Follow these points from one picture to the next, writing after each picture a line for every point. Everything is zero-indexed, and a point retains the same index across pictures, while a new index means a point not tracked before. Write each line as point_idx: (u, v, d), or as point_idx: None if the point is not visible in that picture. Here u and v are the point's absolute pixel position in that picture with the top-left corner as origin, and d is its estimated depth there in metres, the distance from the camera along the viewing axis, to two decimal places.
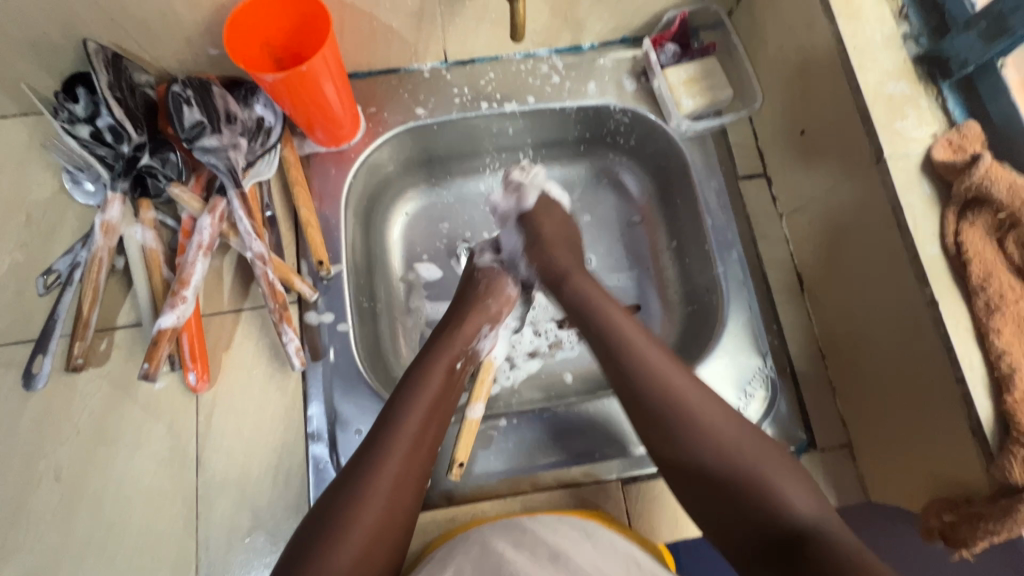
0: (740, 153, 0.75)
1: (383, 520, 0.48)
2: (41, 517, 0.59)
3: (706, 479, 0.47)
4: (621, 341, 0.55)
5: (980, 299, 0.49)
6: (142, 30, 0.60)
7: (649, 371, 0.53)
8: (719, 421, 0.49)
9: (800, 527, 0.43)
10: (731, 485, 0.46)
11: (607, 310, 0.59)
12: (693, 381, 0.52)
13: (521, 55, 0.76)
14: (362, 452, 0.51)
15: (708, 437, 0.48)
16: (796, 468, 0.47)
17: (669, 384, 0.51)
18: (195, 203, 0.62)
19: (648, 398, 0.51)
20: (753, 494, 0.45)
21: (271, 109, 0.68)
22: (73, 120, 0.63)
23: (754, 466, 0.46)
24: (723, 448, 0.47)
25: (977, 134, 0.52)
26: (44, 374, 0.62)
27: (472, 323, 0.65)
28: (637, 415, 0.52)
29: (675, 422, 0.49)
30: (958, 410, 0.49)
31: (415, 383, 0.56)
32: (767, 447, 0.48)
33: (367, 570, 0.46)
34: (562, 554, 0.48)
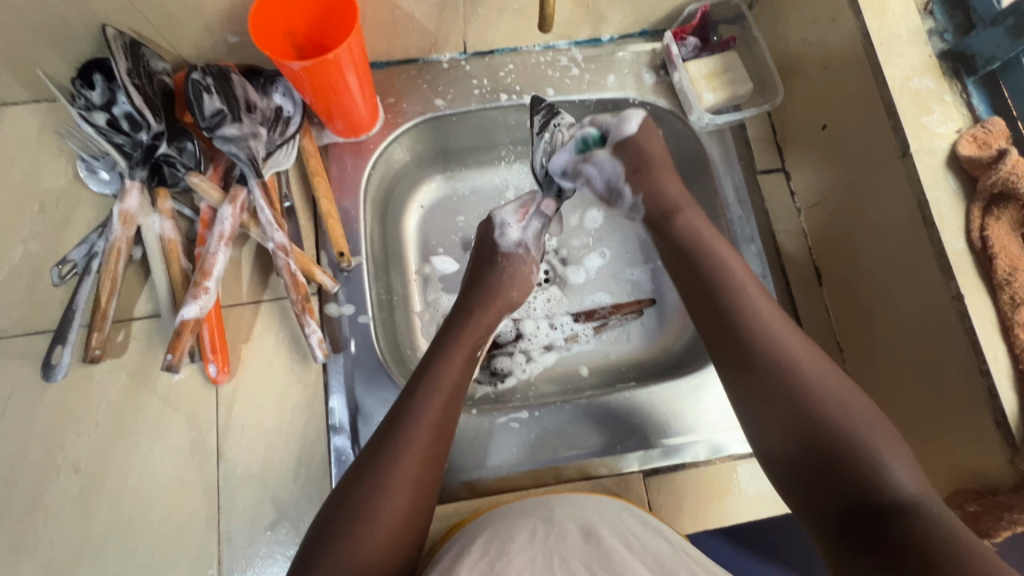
0: (758, 147, 0.75)
1: (411, 504, 0.48)
2: (61, 510, 0.58)
3: (790, 408, 0.48)
4: (740, 294, 0.55)
5: (1005, 293, 0.49)
6: (161, 16, 0.59)
7: (768, 339, 0.52)
8: (833, 391, 0.48)
9: (899, 498, 0.42)
10: (834, 448, 0.46)
11: (723, 259, 0.58)
12: (810, 347, 0.51)
13: (540, 46, 0.75)
14: (384, 434, 0.50)
15: (813, 401, 0.48)
16: (908, 448, 0.45)
17: (781, 347, 0.51)
18: (214, 193, 0.62)
19: (762, 358, 0.51)
20: (855, 462, 0.44)
21: (290, 97, 0.67)
22: (89, 107, 0.62)
23: (864, 435, 0.45)
24: (835, 416, 0.47)
25: (1002, 129, 0.53)
26: (64, 366, 0.61)
27: (491, 300, 0.65)
28: (748, 381, 0.52)
29: (789, 388, 0.49)
30: (983, 404, 0.50)
31: (435, 369, 0.55)
32: (874, 414, 0.47)
33: (395, 549, 0.46)
34: (594, 531, 0.50)
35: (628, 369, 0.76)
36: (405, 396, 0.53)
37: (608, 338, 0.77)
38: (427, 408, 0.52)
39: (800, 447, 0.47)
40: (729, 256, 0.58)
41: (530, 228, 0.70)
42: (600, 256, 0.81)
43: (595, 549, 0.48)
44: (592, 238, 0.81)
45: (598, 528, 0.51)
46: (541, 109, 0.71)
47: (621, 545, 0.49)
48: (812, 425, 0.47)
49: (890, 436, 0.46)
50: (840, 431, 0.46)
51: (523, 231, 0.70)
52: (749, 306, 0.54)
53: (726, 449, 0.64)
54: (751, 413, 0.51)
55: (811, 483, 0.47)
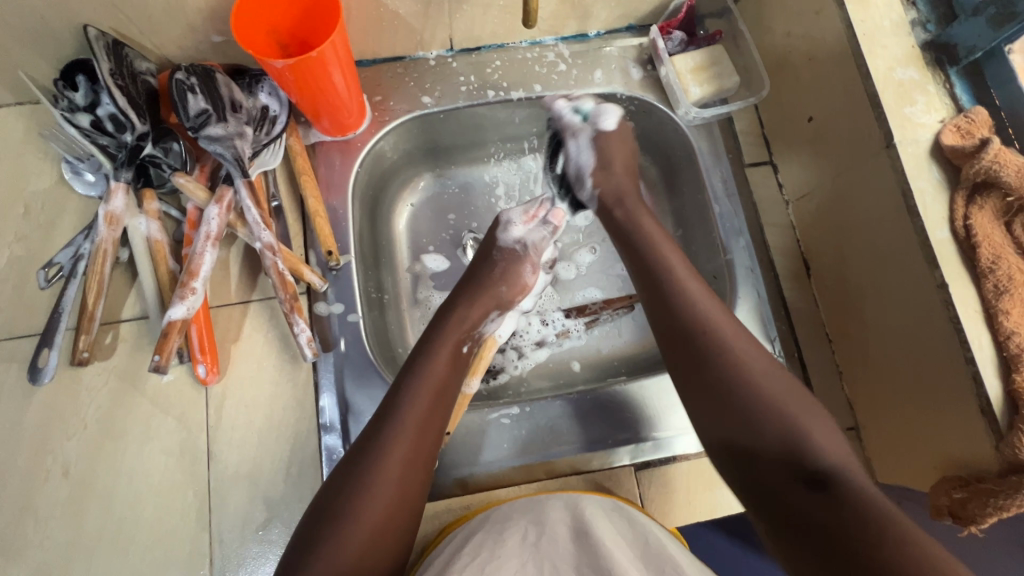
0: (746, 140, 0.75)
1: (397, 500, 0.48)
2: (50, 513, 0.58)
3: (717, 382, 0.49)
4: (674, 276, 0.56)
5: (989, 281, 0.49)
6: (143, 15, 0.59)
7: (716, 340, 0.51)
8: (768, 382, 0.48)
9: (822, 465, 0.43)
10: (761, 432, 0.46)
11: (655, 237, 0.60)
12: (755, 346, 0.51)
13: (527, 42, 0.75)
14: (371, 437, 0.50)
15: (742, 373, 0.49)
16: (833, 424, 0.47)
17: (708, 319, 0.52)
18: (200, 194, 0.62)
19: (705, 355, 0.51)
20: (784, 442, 0.45)
21: (275, 97, 0.67)
22: (73, 109, 0.62)
23: (794, 413, 0.46)
24: (772, 402, 0.47)
25: (984, 119, 0.53)
26: (50, 370, 0.60)
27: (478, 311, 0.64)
28: (694, 374, 0.51)
29: (733, 381, 0.48)
30: (968, 390, 0.50)
31: (421, 367, 0.56)
32: (800, 391, 0.48)
33: (380, 547, 0.46)
34: (586, 530, 0.51)
35: (620, 363, 0.76)
36: (389, 400, 0.53)
37: (600, 333, 0.77)
38: (414, 403, 0.52)
39: (733, 435, 0.47)
40: (665, 241, 0.60)
41: (534, 231, 0.71)
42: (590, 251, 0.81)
43: (587, 549, 0.49)
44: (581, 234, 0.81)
45: (591, 526, 0.51)
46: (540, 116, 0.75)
47: (613, 541, 0.50)
48: (742, 399, 0.48)
49: (814, 410, 0.47)
50: (768, 400, 0.47)
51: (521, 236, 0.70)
52: (682, 287, 0.55)
53: None
54: (693, 394, 0.51)
55: (745, 462, 0.46)
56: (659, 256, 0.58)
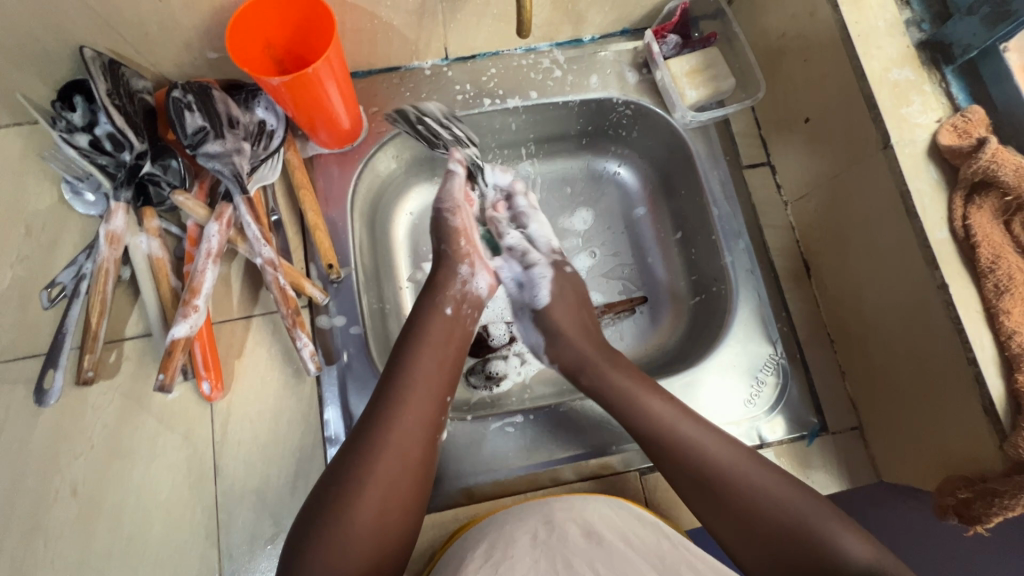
0: (744, 142, 0.75)
1: (400, 467, 0.51)
2: (60, 533, 0.58)
3: (744, 535, 0.51)
4: (664, 437, 0.56)
5: (989, 281, 0.49)
6: (139, 35, 0.59)
7: (697, 453, 0.54)
8: (769, 488, 0.52)
9: (858, 570, 0.46)
10: (791, 561, 0.49)
11: (629, 387, 0.59)
12: (737, 450, 0.54)
13: (522, 49, 0.75)
14: (364, 429, 0.52)
15: (761, 527, 0.51)
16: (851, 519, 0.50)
17: (709, 460, 0.54)
18: (199, 211, 0.61)
19: (703, 484, 0.53)
20: (812, 559, 0.48)
21: (272, 111, 0.67)
22: (71, 130, 0.62)
23: (814, 527, 0.49)
24: (784, 511, 0.50)
25: (981, 118, 0.53)
26: (56, 391, 0.61)
27: (450, 278, 0.65)
28: (697, 502, 0.54)
29: (733, 500, 0.52)
30: (971, 391, 0.50)
31: (416, 339, 0.59)
32: (808, 495, 0.51)
33: (390, 516, 0.49)
34: (594, 530, 0.51)
35: None
36: (381, 392, 0.55)
37: None
38: (414, 376, 0.56)
39: (760, 552, 0.51)
40: (628, 377, 0.60)
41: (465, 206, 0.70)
42: (590, 256, 0.81)
43: (597, 548, 0.49)
44: (582, 238, 0.81)
45: (599, 527, 0.51)
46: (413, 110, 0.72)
47: (622, 543, 0.50)
48: (765, 522, 0.50)
49: (832, 516, 0.50)
50: (793, 523, 0.50)
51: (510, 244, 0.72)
52: (676, 462, 0.55)
53: None
54: (717, 533, 0.53)
55: None
56: (599, 373, 0.61)
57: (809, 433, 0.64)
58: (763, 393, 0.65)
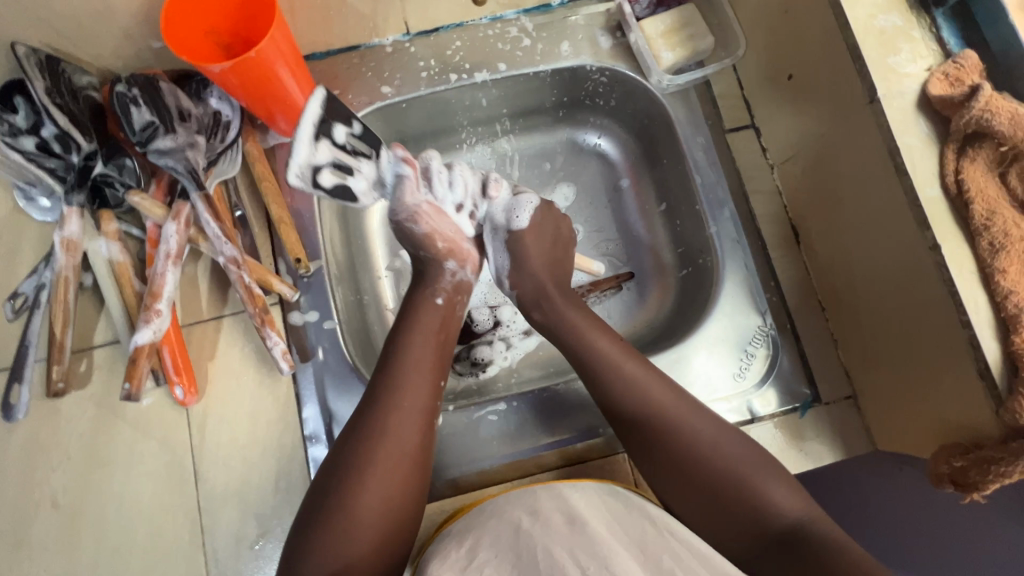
0: (726, 104, 0.72)
1: (395, 458, 0.50)
2: (44, 545, 0.58)
3: (698, 485, 0.52)
4: (619, 377, 0.56)
5: (984, 240, 0.46)
6: (73, 26, 0.56)
7: (635, 390, 0.55)
8: (704, 431, 0.53)
9: (788, 521, 0.49)
10: (725, 504, 0.51)
11: (580, 326, 0.60)
12: (675, 393, 0.55)
13: (487, 18, 0.71)
14: (358, 421, 0.51)
15: (713, 472, 0.52)
16: (792, 477, 0.52)
17: (658, 407, 0.54)
18: (157, 211, 0.59)
19: (645, 421, 0.54)
20: (745, 505, 0.50)
21: (226, 101, 0.64)
22: (14, 132, 0.57)
23: (751, 474, 0.51)
24: (722, 456, 0.52)
25: (975, 64, 0.49)
26: (24, 405, 0.58)
27: (435, 272, 0.62)
28: (635, 439, 0.55)
29: (670, 437, 0.53)
30: (965, 355, 0.47)
31: (405, 326, 0.57)
32: (740, 442, 0.53)
33: (395, 506, 0.49)
34: (578, 518, 0.50)
35: None
36: (375, 385, 0.53)
37: None
38: (406, 364, 0.54)
39: (692, 492, 0.52)
40: (579, 317, 0.61)
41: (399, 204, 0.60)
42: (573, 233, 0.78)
43: (579, 537, 0.47)
44: None
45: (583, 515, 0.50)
46: (335, 107, 0.55)
47: (606, 530, 0.49)
48: (707, 471, 0.52)
49: (769, 467, 0.52)
50: (730, 471, 0.51)
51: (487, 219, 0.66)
52: (632, 402, 0.55)
53: None
54: (652, 477, 0.54)
55: (724, 535, 0.51)
56: (557, 311, 0.62)
57: (802, 405, 0.62)
58: (752, 366, 0.63)
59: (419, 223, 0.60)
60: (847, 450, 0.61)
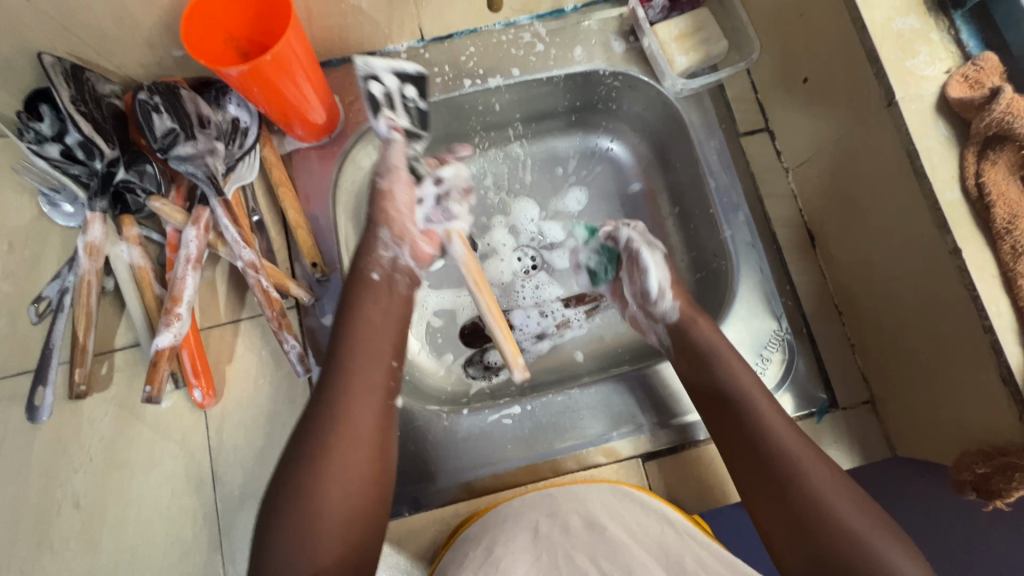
0: (740, 108, 0.71)
1: (354, 445, 0.49)
2: (65, 545, 0.59)
3: (809, 535, 0.47)
4: (748, 408, 0.54)
5: (1005, 243, 0.46)
6: (98, 36, 0.57)
7: (762, 429, 0.52)
8: (827, 486, 0.48)
9: None
10: (837, 566, 0.45)
11: (710, 356, 0.58)
12: (810, 446, 0.51)
13: (501, 24, 0.71)
14: (314, 412, 0.50)
15: (832, 528, 0.46)
16: (917, 549, 0.44)
17: (778, 443, 0.51)
18: (177, 215, 0.60)
19: (764, 455, 0.51)
20: (859, 568, 0.44)
21: (244, 108, 0.65)
22: (40, 140, 0.60)
23: (869, 535, 0.44)
24: (840, 511, 0.46)
25: (995, 65, 0.49)
26: (47, 406, 0.60)
27: (376, 244, 0.62)
28: (750, 475, 0.51)
29: (786, 479, 0.49)
30: (988, 360, 0.47)
31: (352, 309, 0.57)
32: (864, 500, 0.47)
33: (357, 493, 0.48)
34: (597, 521, 0.50)
35: (624, 351, 0.74)
36: (326, 373, 0.53)
37: (601, 320, 0.75)
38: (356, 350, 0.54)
39: (796, 539, 0.47)
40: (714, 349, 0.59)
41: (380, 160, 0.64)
42: None
43: (601, 542, 0.49)
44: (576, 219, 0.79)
45: (601, 517, 0.50)
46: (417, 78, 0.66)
47: (625, 533, 0.49)
48: (830, 525, 0.46)
49: (890, 528, 0.45)
50: (850, 526, 0.45)
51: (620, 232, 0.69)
52: (757, 434, 0.52)
53: None
54: (767, 521, 0.49)
55: None
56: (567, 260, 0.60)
57: (818, 410, 0.62)
58: (768, 371, 0.62)
59: (385, 179, 0.63)
60: (865, 456, 0.61)
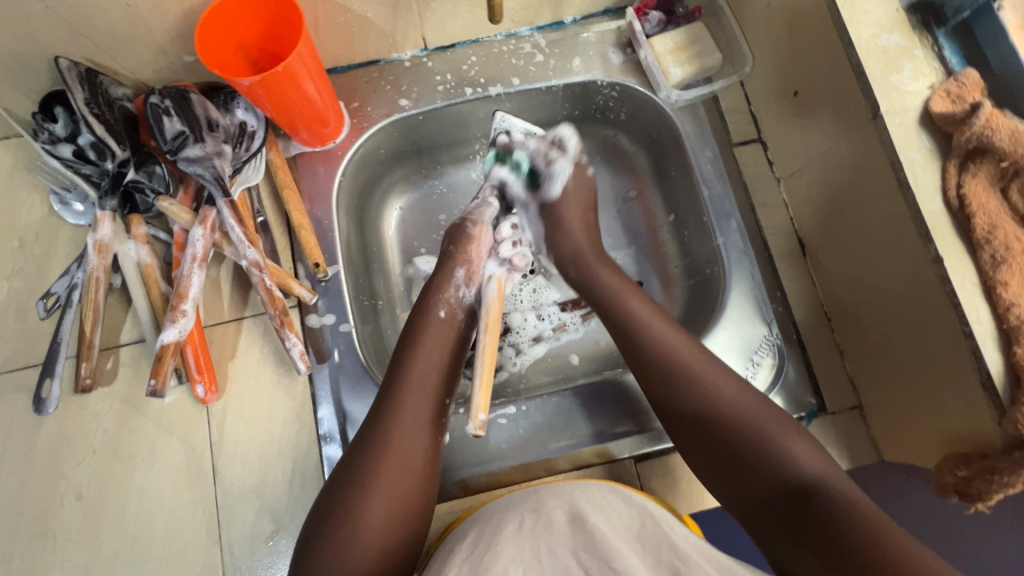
0: (734, 119, 0.74)
1: (400, 473, 0.50)
2: (67, 536, 0.60)
3: (715, 443, 0.50)
4: (646, 329, 0.55)
5: (985, 252, 0.48)
6: (112, 42, 0.59)
7: (659, 346, 0.54)
8: (728, 386, 0.51)
9: (807, 481, 0.46)
10: (742, 458, 0.48)
11: (615, 286, 0.60)
12: (702, 350, 0.54)
13: (502, 35, 0.73)
14: (366, 437, 0.52)
15: (731, 425, 0.50)
16: (808, 434, 0.49)
17: (678, 356, 0.53)
18: (185, 215, 0.62)
19: (666, 373, 0.53)
20: (761, 459, 0.48)
21: (252, 112, 0.66)
22: (54, 141, 0.61)
23: (767, 430, 0.49)
24: (739, 411, 0.50)
25: (977, 81, 0.51)
26: (53, 399, 0.62)
27: (445, 282, 0.63)
28: (656, 389, 0.54)
29: (689, 388, 0.52)
30: (968, 365, 0.48)
31: (412, 340, 0.58)
32: (760, 402, 0.51)
33: (398, 519, 0.49)
34: (580, 515, 0.50)
35: (618, 355, 0.75)
36: (380, 400, 0.54)
37: (596, 324, 0.77)
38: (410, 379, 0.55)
39: (706, 445, 0.51)
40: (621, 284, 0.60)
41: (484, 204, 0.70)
42: None
43: (582, 535, 0.48)
44: None
45: (586, 512, 0.51)
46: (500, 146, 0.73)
47: (608, 527, 0.49)
48: (729, 425, 0.50)
49: (786, 425, 0.49)
50: (746, 425, 0.49)
51: (559, 133, 0.70)
52: (659, 354, 0.54)
53: None
54: (674, 431, 0.53)
55: (739, 494, 0.49)
56: (588, 267, 0.63)
57: (807, 414, 0.63)
58: (759, 375, 0.64)
59: (474, 226, 0.67)
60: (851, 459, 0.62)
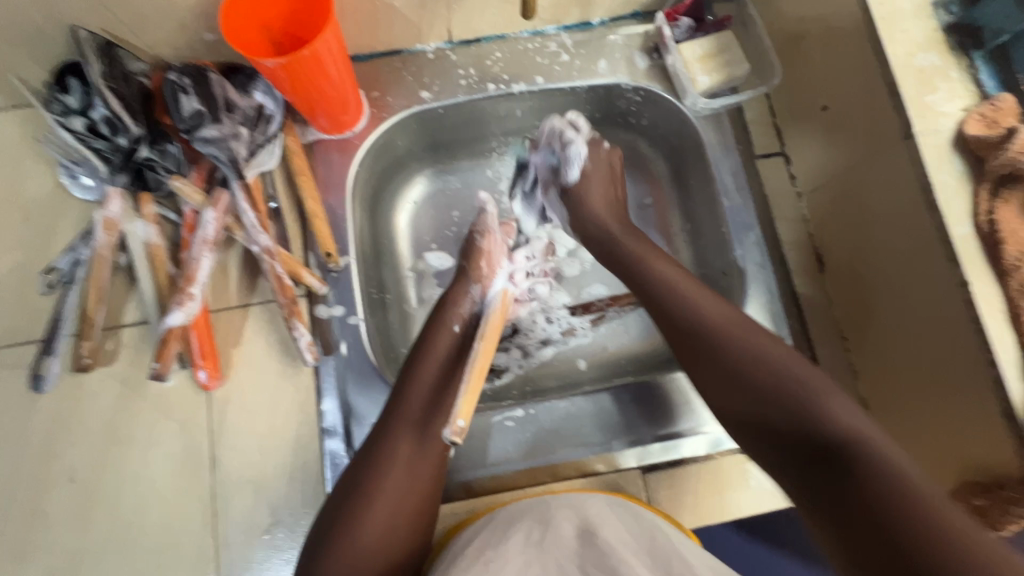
0: (757, 131, 0.73)
1: (400, 491, 0.50)
2: (58, 518, 0.58)
3: (747, 402, 0.49)
4: (671, 288, 0.56)
5: (1014, 279, 0.47)
6: (134, 16, 0.58)
7: (688, 306, 0.55)
8: (762, 347, 0.50)
9: (843, 439, 0.43)
10: (777, 413, 0.47)
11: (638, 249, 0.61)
12: (732, 314, 0.53)
13: (528, 32, 0.72)
14: (371, 449, 0.51)
15: (771, 378, 0.48)
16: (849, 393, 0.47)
17: (703, 313, 0.54)
18: (197, 196, 0.61)
19: (691, 329, 0.53)
20: (798, 415, 0.46)
21: (271, 95, 0.64)
22: (66, 113, 0.61)
23: (806, 384, 0.47)
24: (772, 372, 0.48)
25: (1012, 106, 0.50)
26: (52, 377, 0.61)
27: (461, 296, 0.62)
28: (684, 347, 0.54)
29: (720, 346, 0.51)
30: (990, 394, 0.48)
31: (424, 349, 0.57)
32: (800, 359, 0.49)
33: (393, 536, 0.48)
34: (590, 529, 0.50)
35: (626, 363, 0.74)
36: (386, 412, 0.53)
37: (606, 331, 0.76)
38: (416, 393, 0.54)
39: (740, 400, 0.49)
40: (651, 254, 0.61)
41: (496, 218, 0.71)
42: None
43: (591, 550, 0.48)
44: None
45: (595, 526, 0.50)
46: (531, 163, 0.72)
47: (617, 540, 0.49)
48: (763, 382, 0.48)
49: (828, 384, 0.47)
50: (782, 380, 0.48)
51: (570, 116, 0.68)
52: (688, 312, 0.54)
53: (725, 442, 0.62)
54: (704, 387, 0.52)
55: (771, 449, 0.47)
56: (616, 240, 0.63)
57: None
58: None
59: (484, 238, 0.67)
60: None
